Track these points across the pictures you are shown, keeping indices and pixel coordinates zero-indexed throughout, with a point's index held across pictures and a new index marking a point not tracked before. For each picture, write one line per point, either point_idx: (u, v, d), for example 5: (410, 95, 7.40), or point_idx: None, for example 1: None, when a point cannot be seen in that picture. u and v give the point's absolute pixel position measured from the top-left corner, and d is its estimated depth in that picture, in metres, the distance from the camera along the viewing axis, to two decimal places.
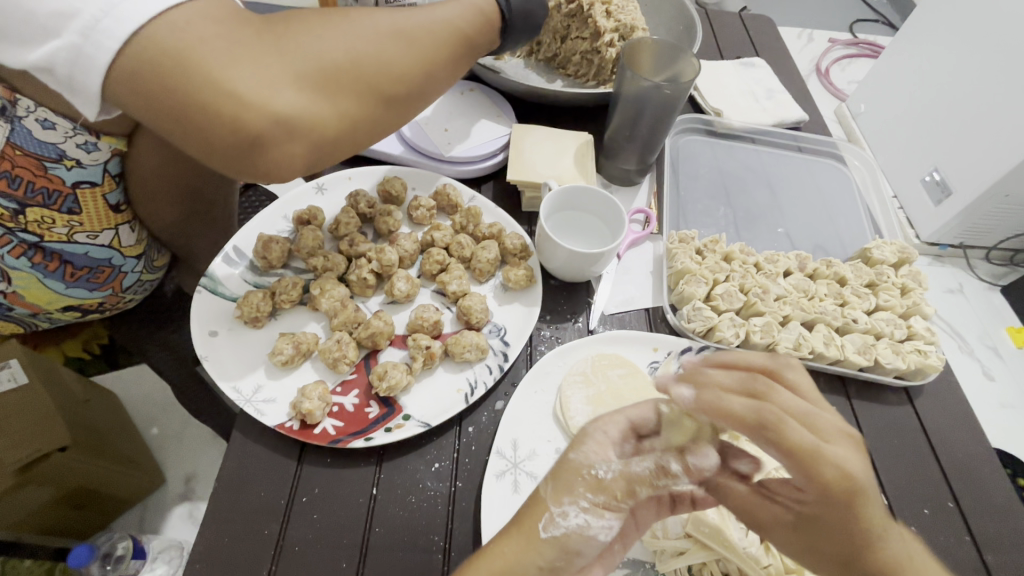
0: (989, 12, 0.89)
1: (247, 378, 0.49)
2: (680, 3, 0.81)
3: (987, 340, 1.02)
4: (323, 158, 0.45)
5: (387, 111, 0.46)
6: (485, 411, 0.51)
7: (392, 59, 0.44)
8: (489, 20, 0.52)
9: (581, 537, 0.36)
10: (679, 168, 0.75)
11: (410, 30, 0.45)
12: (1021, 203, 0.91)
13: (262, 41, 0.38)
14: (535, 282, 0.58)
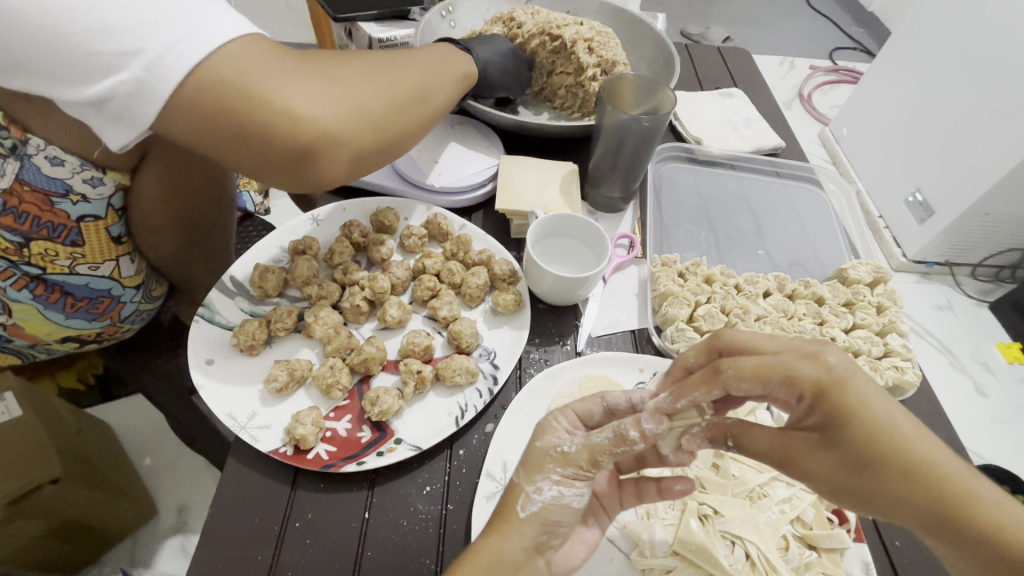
0: (955, 42, 0.94)
1: (242, 405, 0.50)
2: (658, 40, 0.85)
3: (978, 356, 1.04)
4: (356, 170, 0.49)
5: (410, 127, 0.52)
6: (475, 433, 0.52)
7: (410, 84, 0.51)
8: (461, 56, 0.61)
9: (557, 507, 0.40)
10: (662, 195, 0.78)
11: (416, 64, 0.53)
12: (1000, 221, 0.94)
13: (307, 69, 0.43)
14: (523, 307, 0.59)
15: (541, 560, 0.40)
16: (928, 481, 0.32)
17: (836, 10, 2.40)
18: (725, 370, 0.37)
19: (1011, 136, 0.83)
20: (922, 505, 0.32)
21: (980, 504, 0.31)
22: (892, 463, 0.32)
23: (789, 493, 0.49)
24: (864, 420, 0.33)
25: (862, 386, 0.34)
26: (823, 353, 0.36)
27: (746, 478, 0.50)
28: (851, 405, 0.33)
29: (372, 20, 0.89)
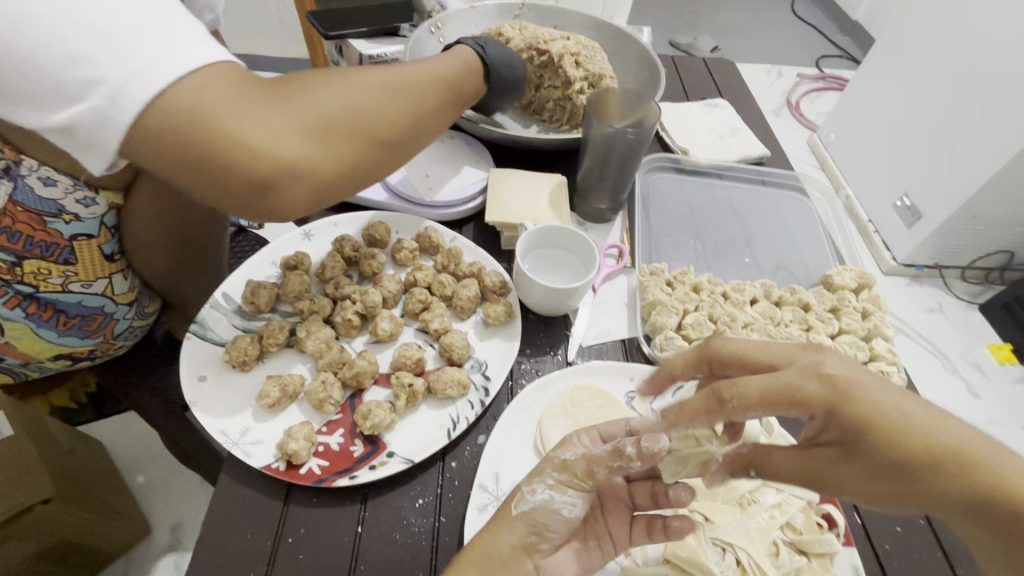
0: (938, 50, 0.96)
1: (234, 421, 0.50)
2: (643, 53, 0.87)
3: (970, 358, 1.05)
4: (326, 199, 0.47)
5: (386, 156, 0.49)
6: (468, 445, 0.53)
7: (389, 109, 0.47)
8: (472, 69, 0.57)
9: (546, 510, 0.41)
10: (650, 205, 0.79)
11: (404, 84, 0.49)
12: (986, 224, 0.96)
13: (271, 99, 0.42)
14: (514, 317, 0.60)
15: (529, 563, 0.41)
16: (962, 470, 0.31)
17: (821, 20, 2.45)
18: (727, 401, 0.35)
19: (995, 139, 0.85)
20: (958, 497, 0.31)
21: (1008, 481, 0.31)
22: (928, 465, 0.31)
23: (778, 498, 0.50)
24: (893, 429, 0.31)
25: (874, 394, 0.32)
26: (822, 365, 0.34)
27: (736, 484, 0.50)
28: (873, 415, 0.31)
29: (362, 37, 0.90)
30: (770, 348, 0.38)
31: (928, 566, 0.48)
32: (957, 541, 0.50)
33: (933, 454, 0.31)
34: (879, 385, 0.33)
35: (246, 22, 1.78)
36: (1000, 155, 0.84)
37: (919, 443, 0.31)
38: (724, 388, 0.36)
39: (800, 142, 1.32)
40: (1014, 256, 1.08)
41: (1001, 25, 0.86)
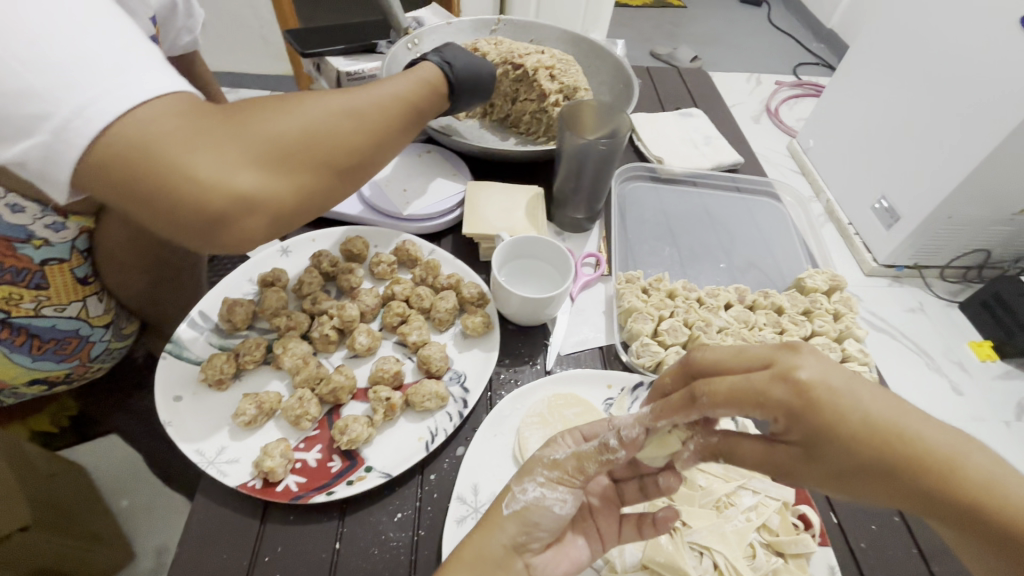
0: (909, 55, 0.99)
1: (211, 440, 0.50)
2: (616, 65, 0.89)
3: (952, 356, 1.04)
4: (283, 226, 0.47)
5: (342, 180, 0.49)
6: (447, 457, 0.53)
7: (344, 134, 0.47)
8: (433, 87, 0.57)
9: (537, 508, 0.41)
10: (626, 213, 0.81)
11: (360, 108, 0.49)
12: (963, 224, 0.99)
13: (223, 129, 0.42)
14: (492, 328, 0.61)
15: (519, 562, 0.41)
16: (917, 467, 0.31)
17: (797, 29, 2.51)
18: (700, 398, 0.36)
19: (966, 140, 0.88)
20: (918, 494, 0.31)
21: (971, 477, 0.31)
22: (882, 461, 0.32)
23: (754, 500, 0.50)
24: (846, 430, 0.32)
25: (852, 395, 0.32)
26: (791, 368, 0.33)
27: (712, 488, 0.51)
28: (833, 417, 0.32)
29: (340, 55, 0.91)
30: (750, 348, 0.36)
31: (905, 562, 0.49)
32: (931, 537, 0.51)
33: (884, 453, 0.32)
34: (842, 391, 0.32)
35: (228, 41, 1.79)
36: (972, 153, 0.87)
37: (871, 440, 0.32)
38: (698, 387, 0.37)
39: (779, 147, 1.35)
40: (991, 254, 1.10)
41: (964, 30, 0.89)
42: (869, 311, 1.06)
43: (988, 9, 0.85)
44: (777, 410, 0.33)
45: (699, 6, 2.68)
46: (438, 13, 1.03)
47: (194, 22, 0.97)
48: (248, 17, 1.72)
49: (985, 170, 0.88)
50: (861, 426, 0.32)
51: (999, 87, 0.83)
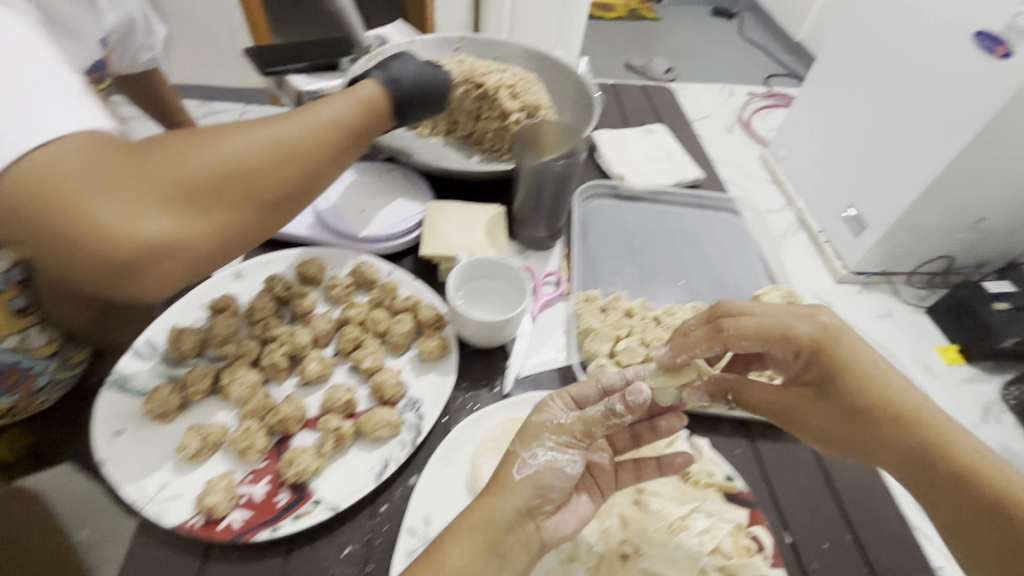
0: (873, 67, 1.02)
1: (151, 476, 0.48)
2: (578, 84, 0.90)
3: (920, 360, 1.07)
4: (208, 265, 0.46)
5: (265, 216, 0.48)
6: (399, 487, 0.52)
7: (266, 171, 0.46)
8: (372, 110, 0.56)
9: (549, 470, 0.44)
10: (589, 231, 0.81)
11: (286, 141, 0.48)
12: (928, 231, 1.02)
13: (132, 170, 0.40)
14: (449, 351, 0.60)
15: (531, 525, 0.44)
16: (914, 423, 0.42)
17: (769, 40, 2.58)
18: (727, 328, 0.50)
19: (932, 145, 0.90)
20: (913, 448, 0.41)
21: (963, 445, 0.40)
22: (873, 404, 0.44)
23: (707, 524, 0.51)
24: (856, 370, 0.45)
25: (854, 345, 0.47)
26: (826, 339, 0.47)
27: (665, 512, 0.52)
28: (853, 374, 0.45)
29: (302, 73, 0.91)
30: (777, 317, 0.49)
31: None
32: (882, 553, 0.51)
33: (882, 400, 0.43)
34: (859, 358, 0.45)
35: (199, 52, 1.76)
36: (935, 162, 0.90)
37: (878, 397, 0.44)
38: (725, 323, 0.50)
39: (750, 156, 1.38)
40: (953, 261, 1.13)
41: (919, 44, 0.92)
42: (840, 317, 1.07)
43: (943, 25, 0.88)
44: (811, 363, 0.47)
45: (673, 19, 2.73)
46: (402, 29, 1.03)
47: (153, 39, 0.94)
48: (219, 28, 1.70)
49: (946, 179, 0.90)
50: (867, 374, 0.45)
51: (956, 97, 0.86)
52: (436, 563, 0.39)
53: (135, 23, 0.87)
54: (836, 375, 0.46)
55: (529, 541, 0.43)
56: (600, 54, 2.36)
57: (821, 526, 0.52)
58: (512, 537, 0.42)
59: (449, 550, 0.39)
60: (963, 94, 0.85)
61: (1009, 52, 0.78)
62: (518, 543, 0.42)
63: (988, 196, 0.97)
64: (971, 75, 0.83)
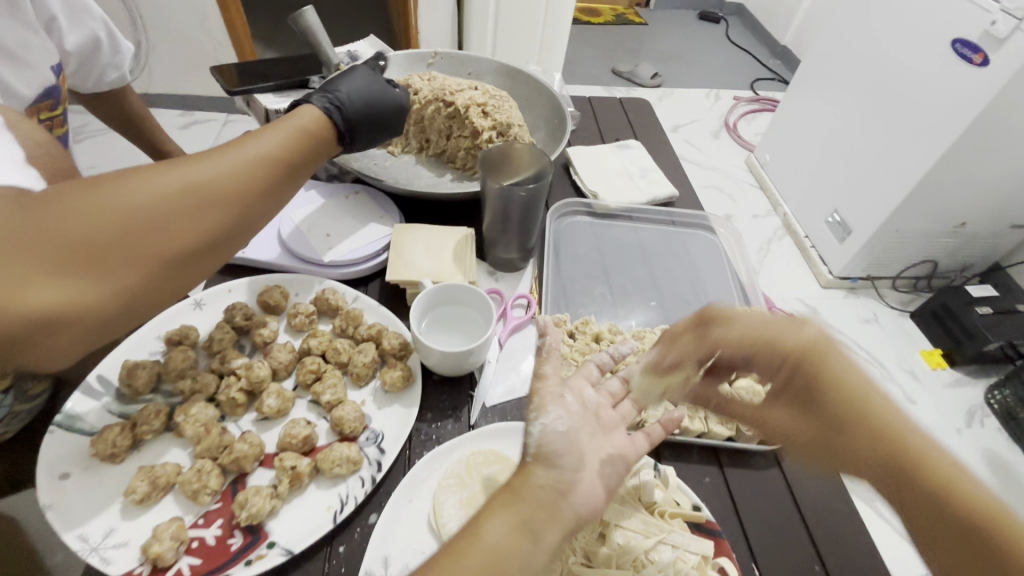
0: (853, 76, 1.02)
1: (97, 523, 0.46)
2: (552, 101, 0.89)
3: (905, 364, 1.05)
4: (117, 326, 0.43)
5: (205, 256, 0.47)
6: (358, 527, 0.50)
7: (206, 211, 0.46)
8: (310, 140, 0.56)
9: (548, 433, 0.42)
10: (561, 250, 0.80)
11: (226, 179, 0.48)
12: (912, 236, 1.02)
13: (21, 231, 0.37)
14: (413, 381, 0.59)
15: (567, 504, 0.40)
16: (889, 440, 0.40)
17: (755, 45, 2.58)
18: (712, 333, 0.50)
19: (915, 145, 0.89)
20: (880, 450, 0.40)
21: (939, 469, 0.38)
22: (850, 416, 0.42)
23: (672, 556, 0.49)
24: (837, 385, 0.43)
25: (836, 358, 0.44)
26: (825, 352, 0.44)
27: (630, 546, 0.50)
28: (836, 379, 0.43)
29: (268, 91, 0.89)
30: (759, 329, 0.47)
31: None
32: None
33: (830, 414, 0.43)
34: (850, 370, 0.43)
35: (180, 62, 1.73)
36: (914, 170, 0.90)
37: (856, 403, 0.42)
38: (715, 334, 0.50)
39: (737, 162, 1.38)
40: (938, 265, 1.13)
41: (896, 54, 0.92)
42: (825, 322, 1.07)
43: (917, 35, 0.88)
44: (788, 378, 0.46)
45: (661, 24, 2.74)
46: (376, 44, 1.03)
47: (121, 58, 0.90)
48: (200, 39, 1.68)
49: (926, 186, 0.90)
50: (848, 387, 0.43)
51: (933, 104, 0.85)
52: (471, 540, 0.37)
53: (100, 41, 0.83)
54: (825, 389, 0.43)
55: (559, 516, 0.39)
56: (588, 60, 2.35)
57: (790, 557, 0.52)
58: (539, 510, 0.39)
59: (483, 526, 0.38)
60: (941, 102, 0.84)
61: (986, 59, 0.78)
62: (547, 515, 0.39)
63: (970, 202, 0.96)
64: (948, 82, 0.83)
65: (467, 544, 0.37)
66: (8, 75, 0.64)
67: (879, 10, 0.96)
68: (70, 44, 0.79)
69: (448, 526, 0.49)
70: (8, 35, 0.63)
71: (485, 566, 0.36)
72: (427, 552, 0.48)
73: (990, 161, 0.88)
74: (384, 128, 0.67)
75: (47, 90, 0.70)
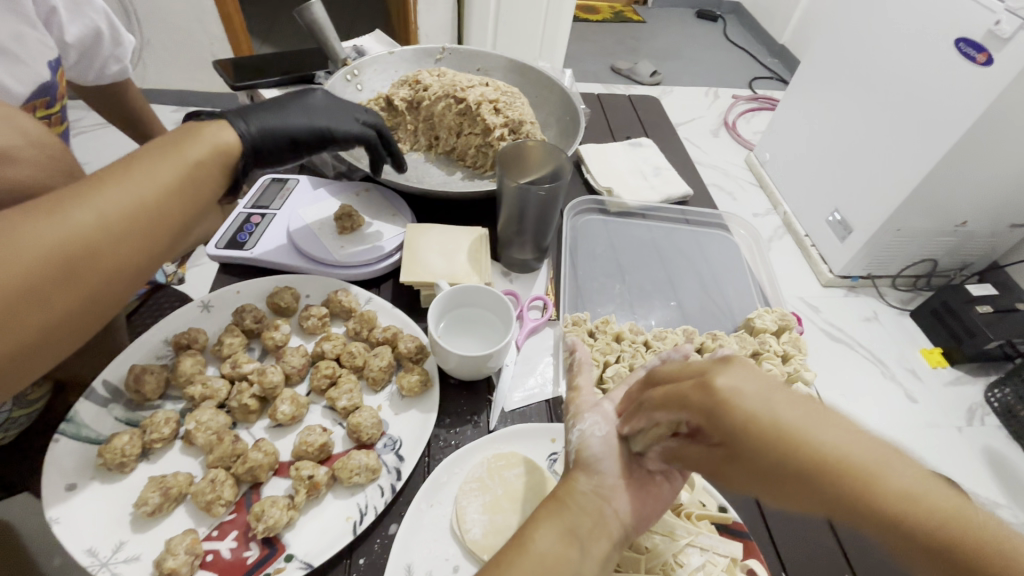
0: (855, 76, 1.01)
1: (107, 536, 0.44)
2: (564, 98, 0.87)
3: (906, 363, 1.04)
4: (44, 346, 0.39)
5: (47, 313, 0.38)
6: (378, 538, 0.49)
7: (24, 254, 0.36)
8: (186, 147, 0.47)
9: (585, 441, 0.43)
10: (577, 248, 0.79)
11: (51, 212, 0.38)
12: (914, 234, 1.01)
13: None
14: (431, 386, 0.57)
15: (608, 508, 0.40)
16: (834, 476, 0.29)
17: (752, 43, 2.58)
18: (645, 401, 0.39)
19: (915, 149, 0.88)
20: (818, 495, 0.29)
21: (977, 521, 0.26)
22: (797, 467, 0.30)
23: (702, 560, 0.48)
24: (753, 431, 0.32)
25: (780, 405, 0.32)
26: (713, 376, 0.34)
27: (659, 549, 0.48)
28: (740, 420, 0.32)
29: (275, 87, 0.91)
30: (695, 362, 0.38)
31: None
32: None
33: (792, 458, 0.30)
34: (753, 396, 0.32)
35: (175, 57, 1.70)
36: (916, 171, 0.88)
37: (771, 439, 0.31)
38: (644, 395, 0.40)
39: (737, 160, 1.37)
40: (937, 264, 1.12)
41: (898, 53, 0.91)
42: (828, 321, 1.06)
43: (918, 32, 0.87)
44: (698, 414, 0.34)
45: (659, 22, 2.72)
46: (382, 39, 1.01)
47: (122, 50, 0.87)
48: (196, 34, 1.64)
49: (928, 186, 0.89)
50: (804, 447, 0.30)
51: (935, 105, 0.84)
52: (520, 546, 0.38)
53: (102, 34, 0.81)
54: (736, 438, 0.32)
55: (606, 526, 0.39)
56: (587, 57, 2.33)
57: (817, 562, 0.51)
58: (585, 517, 0.39)
59: (532, 533, 0.38)
60: (943, 102, 0.82)
61: (990, 58, 0.76)
62: (594, 524, 0.39)
63: (975, 201, 0.95)
64: (952, 80, 0.81)
65: (516, 548, 0.38)
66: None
67: (881, 7, 0.94)
68: (71, 37, 0.77)
69: (472, 533, 0.47)
70: (3, 29, 0.60)
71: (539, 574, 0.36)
72: (451, 560, 0.47)
73: (994, 161, 0.86)
74: (288, 118, 0.59)
75: (45, 88, 0.67)
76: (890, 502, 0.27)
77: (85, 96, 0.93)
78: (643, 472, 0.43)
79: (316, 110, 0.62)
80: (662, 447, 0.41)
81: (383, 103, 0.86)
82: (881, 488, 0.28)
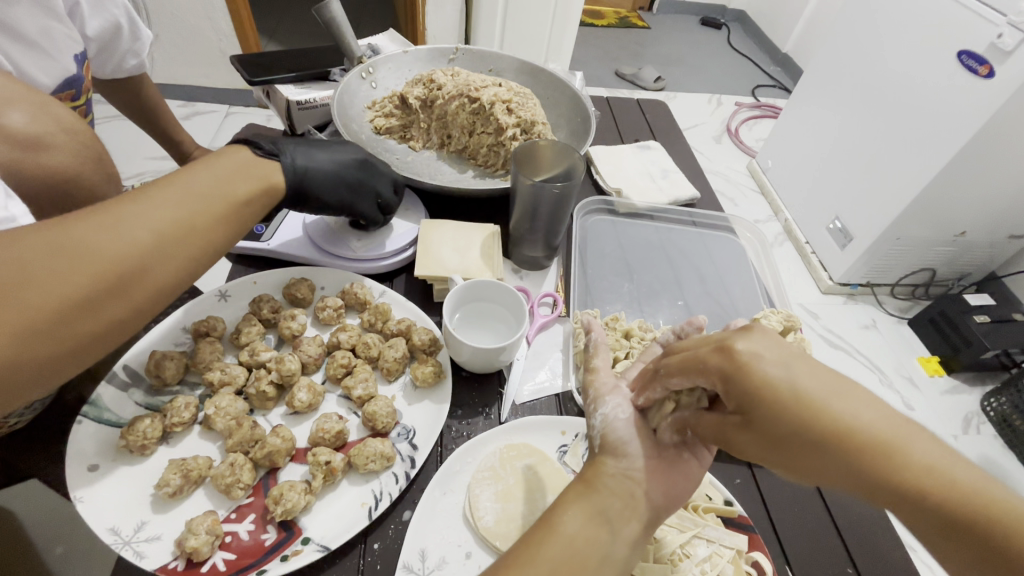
0: (858, 86, 1.02)
1: (129, 516, 0.45)
2: (575, 101, 0.89)
3: (904, 371, 1.06)
4: (88, 353, 0.39)
5: (95, 322, 0.38)
6: (391, 524, 0.50)
7: (93, 262, 0.38)
8: (231, 179, 0.48)
9: (611, 425, 0.44)
10: (587, 248, 0.80)
11: (111, 227, 0.39)
12: (915, 242, 1.02)
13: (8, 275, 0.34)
14: (444, 378, 0.58)
15: (638, 491, 0.41)
16: (854, 447, 0.33)
17: (755, 52, 2.60)
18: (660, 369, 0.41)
19: (917, 159, 0.89)
20: (834, 459, 0.33)
21: (963, 485, 0.31)
22: (817, 435, 0.34)
23: (708, 551, 0.49)
24: (772, 399, 0.34)
25: (803, 372, 0.35)
26: (733, 341, 0.37)
27: (666, 540, 0.49)
28: (755, 385, 0.35)
29: (290, 82, 0.93)
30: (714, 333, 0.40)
31: None
32: None
33: (814, 424, 0.34)
34: (772, 363, 0.35)
35: (183, 52, 1.71)
36: (917, 179, 0.90)
37: (789, 406, 0.34)
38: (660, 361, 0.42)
39: (740, 167, 1.39)
40: (936, 273, 1.14)
41: (901, 65, 0.93)
42: (826, 327, 1.07)
43: (921, 44, 0.88)
44: (715, 379, 0.37)
45: (663, 28, 2.74)
46: (394, 39, 1.03)
47: (141, 45, 0.88)
48: (206, 30, 1.65)
49: (930, 196, 0.90)
50: (820, 418, 0.34)
51: (936, 116, 0.85)
52: (548, 529, 0.39)
53: (123, 28, 0.82)
54: (753, 403, 0.35)
55: (637, 507, 0.40)
56: (593, 61, 2.35)
57: (820, 558, 0.52)
58: (615, 500, 0.40)
59: (560, 517, 0.40)
60: (944, 113, 0.84)
61: (991, 71, 0.78)
62: (624, 507, 0.40)
63: (975, 211, 0.97)
64: (954, 91, 0.83)
65: (544, 533, 0.39)
66: (26, 64, 0.62)
67: (883, 20, 0.96)
68: (92, 30, 0.78)
69: (485, 521, 0.49)
70: (30, 21, 0.61)
71: (567, 556, 0.38)
72: (463, 547, 0.48)
73: (995, 171, 0.88)
74: (321, 161, 0.60)
75: (69, 81, 0.69)
76: (912, 474, 0.32)
77: (101, 89, 0.94)
78: (672, 453, 0.44)
79: (358, 179, 0.63)
80: (675, 417, 0.43)
81: (397, 101, 0.88)
82: (895, 458, 0.32)
